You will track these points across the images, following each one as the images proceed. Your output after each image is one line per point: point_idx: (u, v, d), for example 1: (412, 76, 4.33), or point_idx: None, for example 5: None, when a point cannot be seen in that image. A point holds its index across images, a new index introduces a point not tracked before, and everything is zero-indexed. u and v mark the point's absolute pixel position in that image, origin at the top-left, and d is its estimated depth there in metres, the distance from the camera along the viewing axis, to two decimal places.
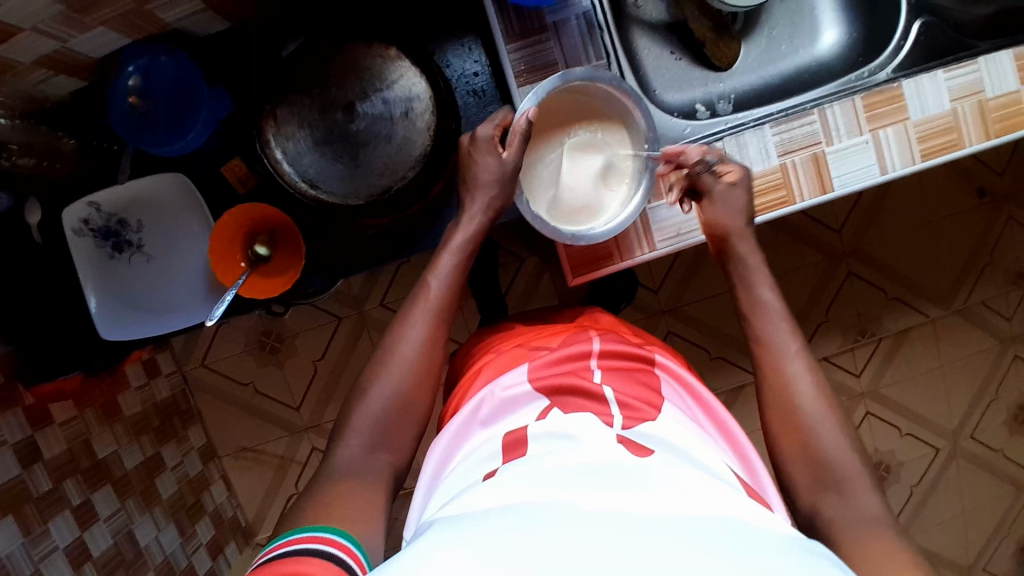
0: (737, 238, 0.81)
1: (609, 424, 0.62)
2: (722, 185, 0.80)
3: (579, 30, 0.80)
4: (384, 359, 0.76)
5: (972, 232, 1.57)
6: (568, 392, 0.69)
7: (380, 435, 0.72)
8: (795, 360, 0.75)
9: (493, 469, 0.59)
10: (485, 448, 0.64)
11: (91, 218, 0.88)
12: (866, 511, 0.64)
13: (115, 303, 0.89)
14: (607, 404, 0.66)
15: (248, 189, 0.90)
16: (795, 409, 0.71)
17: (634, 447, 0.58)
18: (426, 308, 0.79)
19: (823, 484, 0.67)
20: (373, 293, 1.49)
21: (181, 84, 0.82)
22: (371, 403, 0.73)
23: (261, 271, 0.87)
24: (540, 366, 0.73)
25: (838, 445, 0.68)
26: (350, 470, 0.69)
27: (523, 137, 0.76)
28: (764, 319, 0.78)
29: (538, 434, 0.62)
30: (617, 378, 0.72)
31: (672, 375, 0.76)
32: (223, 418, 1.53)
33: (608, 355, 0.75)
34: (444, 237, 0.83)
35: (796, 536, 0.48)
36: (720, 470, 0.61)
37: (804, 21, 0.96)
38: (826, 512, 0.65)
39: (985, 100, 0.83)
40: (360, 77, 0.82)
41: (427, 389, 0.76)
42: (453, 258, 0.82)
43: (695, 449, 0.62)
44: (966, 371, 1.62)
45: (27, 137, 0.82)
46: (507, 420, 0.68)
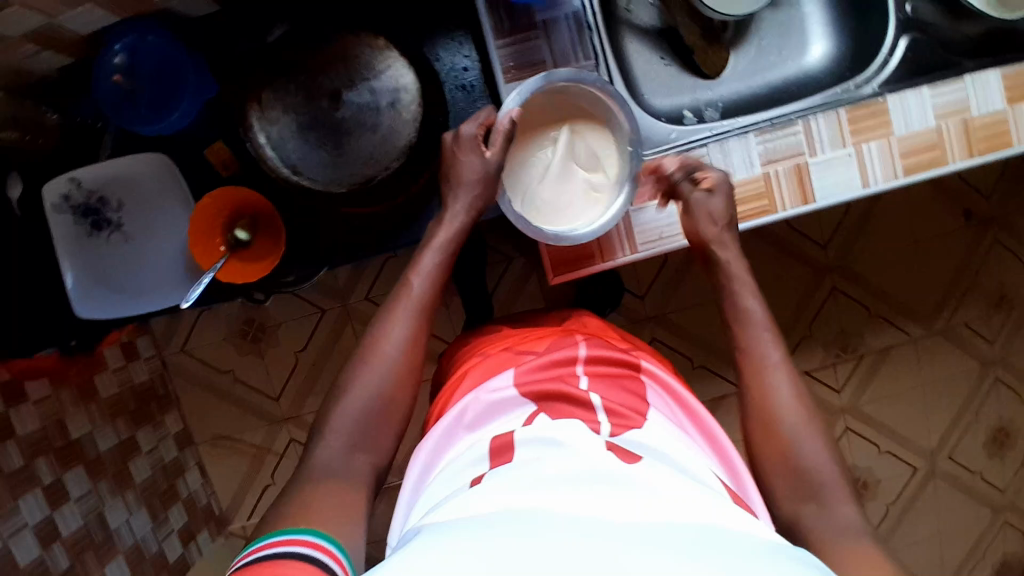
0: (716, 245, 0.82)
1: (596, 432, 0.63)
2: (698, 194, 0.80)
3: (569, 30, 0.81)
4: (365, 357, 0.75)
5: (958, 253, 1.58)
6: (555, 398, 0.69)
7: (360, 435, 0.71)
8: (777, 371, 0.75)
9: (480, 475, 0.59)
10: (475, 451, 0.64)
11: (72, 194, 0.87)
12: (843, 524, 0.65)
13: (92, 281, 0.88)
14: (594, 412, 0.66)
15: (230, 173, 0.89)
16: (776, 420, 0.71)
17: (625, 454, 0.58)
18: (409, 306, 0.78)
19: (802, 495, 0.68)
20: (358, 286, 1.49)
21: (168, 66, 0.82)
22: (350, 404, 0.72)
23: (241, 256, 0.87)
24: (526, 370, 0.73)
25: (818, 459, 0.69)
26: (330, 472, 0.68)
27: (506, 137, 0.77)
28: (749, 328, 0.78)
29: (525, 439, 0.62)
30: (603, 385, 0.71)
31: (659, 382, 0.76)
32: (202, 405, 1.52)
33: (595, 361, 0.75)
34: (426, 235, 0.82)
35: (783, 543, 0.47)
36: (703, 476, 0.61)
37: (794, 34, 0.97)
38: (803, 524, 0.67)
39: (969, 118, 0.84)
40: (348, 66, 0.83)
41: (408, 386, 0.75)
42: (436, 256, 0.81)
43: (683, 458, 0.62)
44: (948, 391, 1.63)
45: (10, 111, 0.81)
46: (496, 424, 0.68)
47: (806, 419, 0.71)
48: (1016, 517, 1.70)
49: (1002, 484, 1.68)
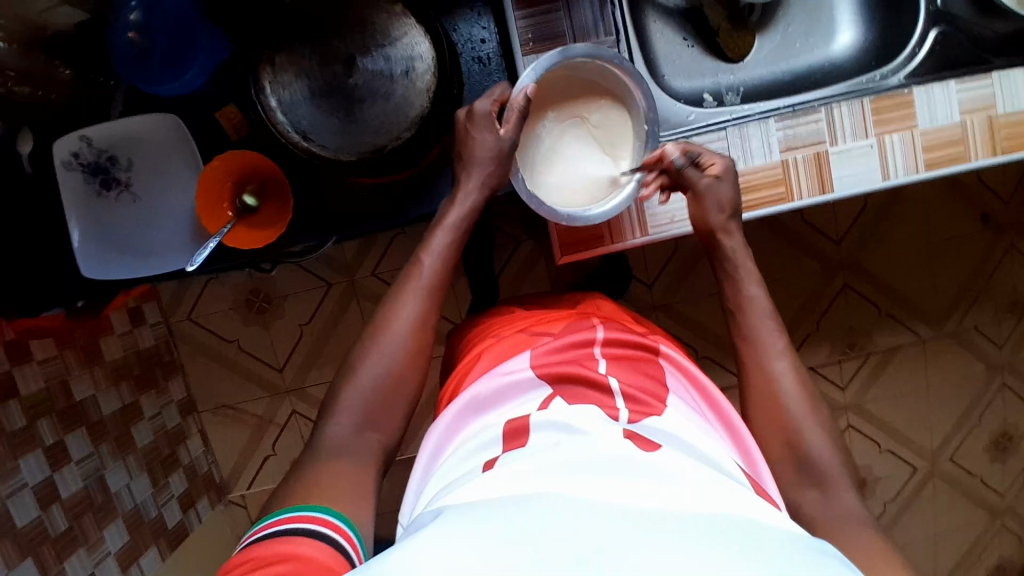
0: (722, 234, 0.80)
1: (614, 419, 0.62)
2: (706, 180, 0.78)
3: (591, 4, 0.79)
4: (375, 336, 0.75)
5: (972, 256, 1.56)
6: (571, 382, 0.68)
7: (370, 414, 0.71)
8: (779, 359, 0.74)
9: (493, 458, 0.59)
10: (486, 434, 0.63)
11: (82, 153, 0.87)
12: (845, 510, 0.64)
13: (99, 241, 0.88)
14: (611, 397, 0.66)
15: (240, 137, 0.88)
16: (778, 406, 0.71)
17: (642, 442, 0.57)
18: (418, 285, 0.78)
19: (806, 479, 0.67)
20: (365, 261, 1.48)
21: (182, 24, 0.81)
22: (361, 382, 0.72)
23: (247, 222, 0.86)
24: (542, 352, 0.72)
25: (821, 444, 0.68)
26: (339, 449, 0.68)
27: (521, 114, 0.75)
28: (753, 316, 0.77)
29: (541, 423, 0.61)
30: (621, 369, 0.70)
31: (676, 367, 0.75)
32: (205, 373, 1.53)
33: (612, 344, 0.74)
34: (438, 214, 0.81)
35: (800, 533, 0.45)
36: (724, 465, 0.59)
37: (822, 20, 0.94)
38: (803, 508, 0.66)
39: (994, 115, 0.82)
40: (363, 32, 0.81)
41: (418, 364, 0.74)
42: (447, 235, 0.81)
43: (705, 446, 0.61)
44: (953, 394, 1.62)
45: (25, 65, 0.80)
46: (510, 407, 0.67)
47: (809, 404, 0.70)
48: (1014, 522, 1.70)
49: (1002, 490, 1.67)
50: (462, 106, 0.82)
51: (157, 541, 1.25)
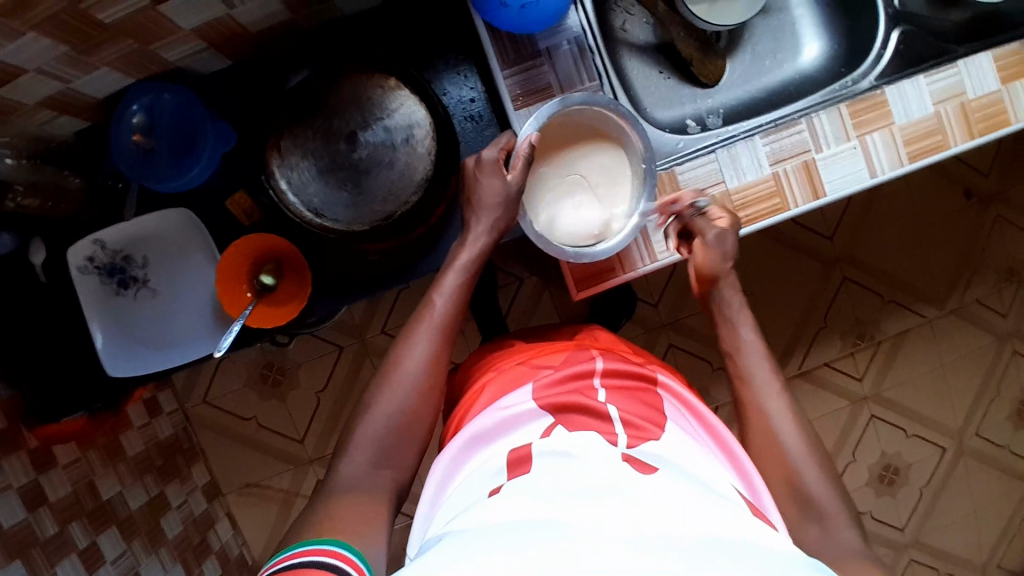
0: (723, 281, 0.83)
1: (613, 444, 0.62)
2: (715, 230, 0.80)
3: (571, 54, 0.83)
4: (386, 375, 0.75)
5: (962, 231, 1.60)
6: (570, 410, 0.69)
7: (382, 452, 0.72)
8: (776, 398, 0.75)
9: (498, 486, 0.59)
10: (491, 465, 0.64)
11: (96, 256, 0.88)
12: (843, 547, 0.66)
13: (122, 339, 0.89)
14: (610, 423, 0.66)
15: (252, 221, 0.91)
16: (773, 440, 0.72)
17: (640, 466, 0.58)
18: (431, 324, 0.79)
19: (805, 515, 0.68)
20: (374, 320, 1.50)
21: (186, 124, 0.85)
22: (374, 419, 0.73)
23: (269, 300, 0.88)
24: (544, 382, 0.73)
25: (819, 484, 0.69)
26: (354, 487, 0.69)
27: (526, 161, 0.78)
28: (747, 357, 0.79)
29: (541, 451, 0.62)
30: (623, 399, 0.71)
31: (674, 396, 0.76)
32: (227, 454, 1.53)
33: (612, 375, 0.75)
34: (448, 256, 0.83)
35: (798, 554, 0.48)
36: (722, 490, 0.60)
37: (786, 36, 0.99)
38: (806, 543, 0.67)
39: (966, 101, 0.86)
40: (361, 108, 0.85)
41: (430, 400, 0.76)
42: (457, 276, 0.82)
43: (702, 470, 0.62)
44: (967, 369, 1.63)
45: (33, 178, 0.81)
46: (510, 438, 0.67)
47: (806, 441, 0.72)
48: None
49: None
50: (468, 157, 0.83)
51: None
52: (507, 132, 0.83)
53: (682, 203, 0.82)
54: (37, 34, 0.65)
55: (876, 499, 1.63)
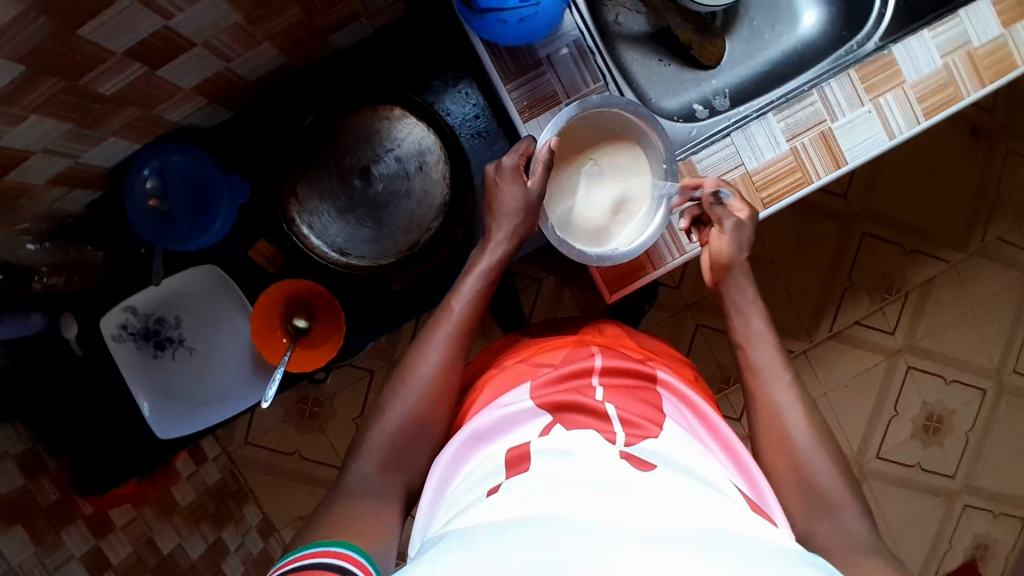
0: (739, 272, 0.81)
1: (610, 442, 0.61)
2: (730, 221, 0.78)
3: (572, 58, 0.82)
4: (401, 377, 0.76)
5: (977, 169, 1.58)
6: (572, 409, 0.67)
7: (393, 455, 0.72)
8: (786, 391, 0.74)
9: (496, 485, 0.58)
10: (487, 466, 0.63)
11: (129, 322, 0.89)
12: (854, 537, 0.64)
13: (168, 402, 0.91)
14: (609, 422, 0.65)
15: (277, 267, 0.91)
16: (784, 431, 0.71)
17: (637, 462, 0.57)
18: (447, 328, 0.79)
19: (815, 508, 0.67)
20: (401, 341, 1.51)
21: (197, 185, 0.86)
22: (388, 421, 0.73)
23: (304, 344, 0.89)
24: (541, 383, 0.72)
25: (828, 476, 0.68)
26: (363, 489, 0.69)
27: (546, 166, 0.77)
28: (757, 347, 0.78)
29: (541, 450, 0.60)
30: (618, 396, 0.70)
31: (673, 393, 0.74)
32: (275, 491, 1.54)
33: (610, 373, 0.74)
34: (467, 262, 0.83)
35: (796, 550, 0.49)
36: (721, 484, 0.59)
37: (782, 5, 0.98)
38: (816, 534, 0.65)
39: (971, 50, 0.84)
40: (370, 141, 0.84)
41: (442, 405, 0.75)
42: (474, 281, 0.81)
43: (699, 464, 0.61)
44: (998, 308, 1.62)
45: (55, 258, 0.82)
46: (506, 438, 0.66)
47: (818, 431, 0.71)
48: None
49: None
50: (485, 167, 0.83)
51: None
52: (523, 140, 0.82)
53: (704, 189, 0.79)
54: (39, 116, 0.66)
55: (925, 449, 1.62)
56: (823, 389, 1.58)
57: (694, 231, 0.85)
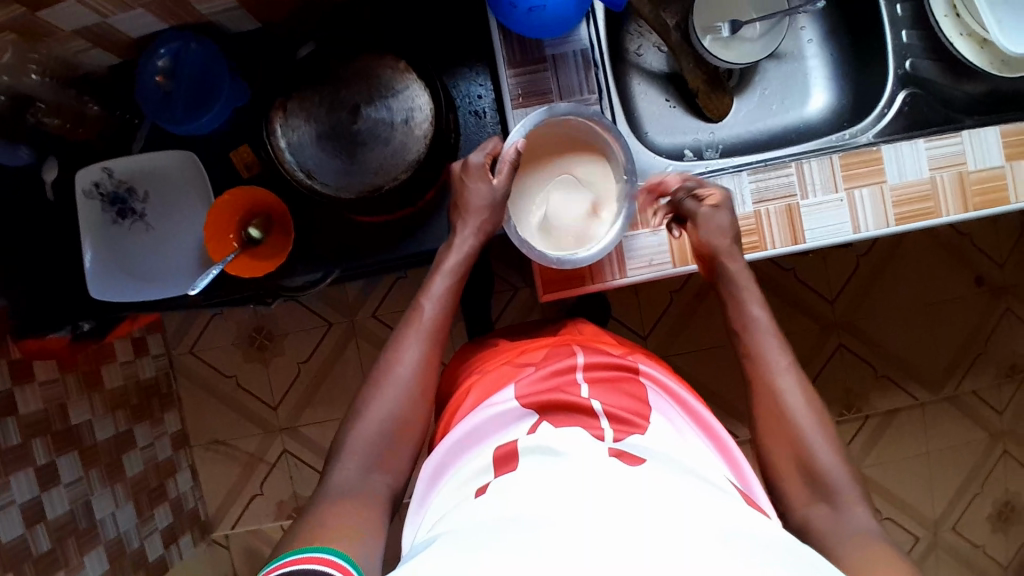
0: (727, 257, 0.83)
1: (599, 438, 0.67)
2: (704, 210, 0.82)
3: (576, 64, 0.85)
4: (379, 380, 0.78)
5: (969, 318, 1.57)
6: (555, 408, 0.73)
7: (372, 456, 0.75)
8: (786, 374, 0.77)
9: (485, 485, 0.65)
10: (480, 462, 0.69)
11: (102, 182, 0.94)
12: (857, 524, 0.66)
13: (109, 265, 0.94)
14: (596, 417, 0.71)
15: (251, 174, 0.95)
16: (789, 417, 0.74)
17: (626, 458, 0.63)
18: (422, 328, 0.82)
19: (815, 496, 0.70)
20: (367, 302, 1.52)
21: (206, 77, 0.89)
22: (367, 424, 0.75)
23: (252, 253, 0.92)
24: (526, 382, 0.76)
25: (831, 458, 0.71)
26: (348, 490, 0.71)
27: (512, 165, 0.81)
28: (764, 337, 0.80)
29: (527, 447, 0.67)
30: (602, 391, 0.75)
31: (657, 383, 0.80)
32: (201, 409, 1.55)
33: (593, 367, 0.79)
34: (436, 259, 0.86)
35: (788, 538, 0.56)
36: (717, 480, 0.66)
37: (796, 86, 1.01)
38: (816, 521, 0.69)
39: (965, 172, 0.86)
40: (369, 84, 0.89)
41: (420, 403, 0.78)
42: (446, 280, 0.85)
43: (689, 459, 0.68)
44: (954, 461, 1.58)
45: (56, 99, 0.88)
46: (499, 436, 0.71)
47: (814, 413, 0.74)
48: None
49: (1004, 561, 1.62)
50: (456, 160, 0.87)
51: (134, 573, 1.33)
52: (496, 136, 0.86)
53: (670, 185, 0.85)
54: None
55: None
56: None
57: (675, 225, 0.86)
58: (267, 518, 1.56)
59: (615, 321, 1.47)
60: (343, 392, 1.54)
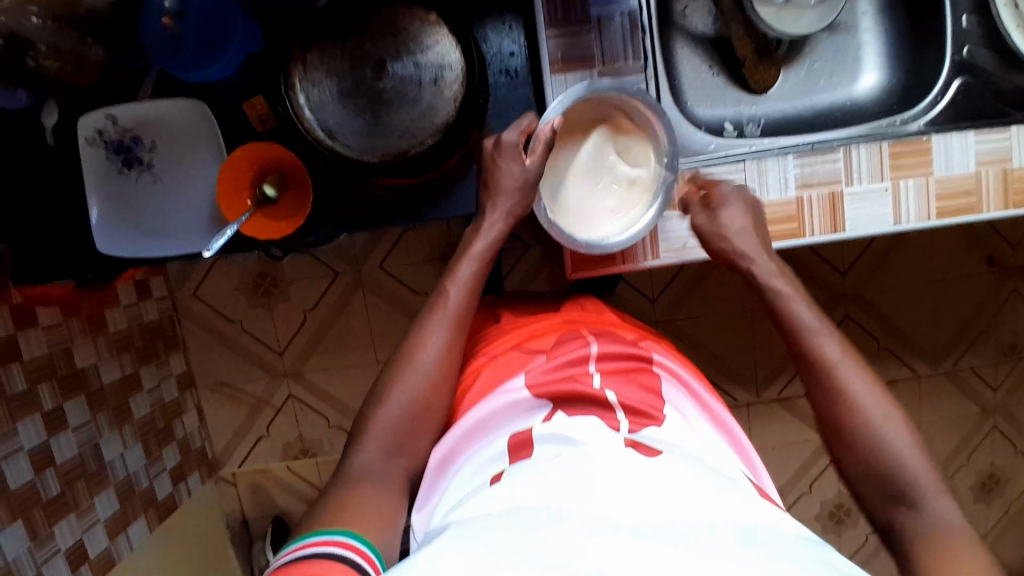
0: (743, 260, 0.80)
1: (615, 429, 0.65)
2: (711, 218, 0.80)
3: (623, 29, 0.80)
4: (402, 365, 0.76)
5: (975, 297, 1.56)
6: (568, 398, 0.70)
7: (396, 442, 0.73)
8: (853, 370, 0.72)
9: (499, 472, 0.62)
10: (492, 448, 0.67)
11: (106, 130, 0.88)
12: (942, 518, 0.63)
13: (115, 219, 0.89)
14: (611, 409, 0.68)
15: (266, 128, 0.89)
16: (865, 416, 0.69)
17: (643, 449, 0.61)
18: (446, 315, 0.79)
19: (891, 497, 0.67)
20: (374, 254, 1.49)
21: (217, 19, 0.82)
22: (387, 411, 0.74)
23: (266, 212, 0.88)
24: (537, 371, 0.74)
25: (907, 448, 0.67)
26: (368, 473, 0.71)
27: (546, 145, 0.77)
28: (816, 336, 0.75)
29: (542, 436, 0.65)
30: (616, 382, 0.73)
31: (670, 374, 0.78)
32: (205, 351, 1.54)
33: (606, 358, 0.76)
34: (463, 242, 0.83)
35: (806, 538, 0.54)
36: (730, 473, 0.64)
37: (847, 59, 0.95)
38: (901, 527, 0.65)
39: (1009, 169, 0.82)
40: (396, 38, 0.84)
41: (443, 390, 0.76)
42: (473, 264, 0.81)
43: (706, 455, 0.66)
44: (944, 433, 1.63)
45: (54, 41, 0.79)
46: (515, 424, 0.69)
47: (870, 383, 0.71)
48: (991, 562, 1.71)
49: (983, 529, 1.69)
50: (489, 137, 0.82)
51: (145, 512, 1.36)
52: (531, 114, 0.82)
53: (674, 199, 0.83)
54: None
55: (821, 534, 1.57)
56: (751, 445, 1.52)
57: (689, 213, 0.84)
58: (273, 458, 1.58)
59: (624, 284, 1.45)
60: (349, 342, 1.53)
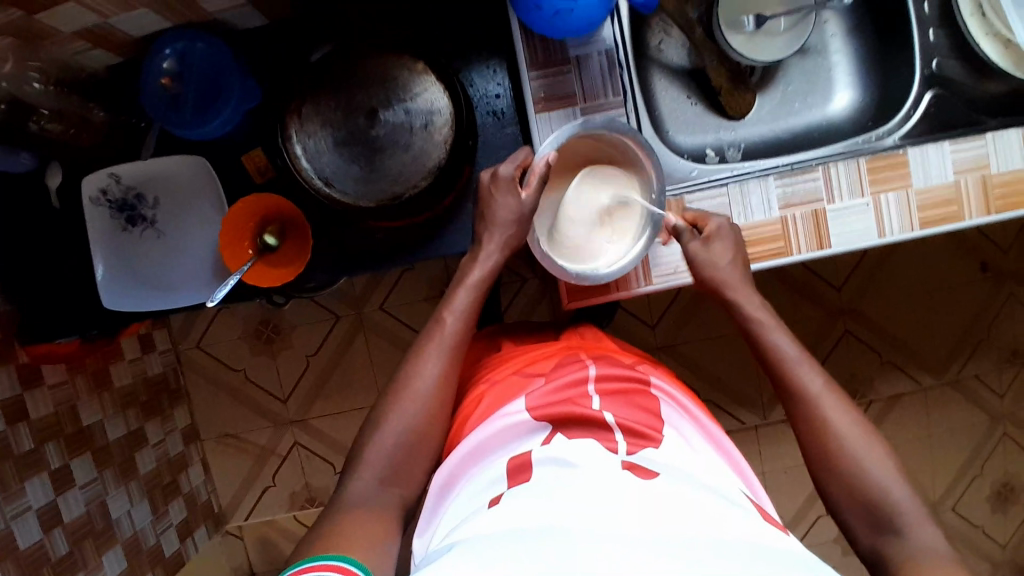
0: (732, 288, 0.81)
1: (613, 451, 0.66)
2: (698, 242, 0.80)
3: (601, 66, 0.83)
4: (398, 395, 0.77)
5: (972, 304, 1.58)
6: (570, 421, 0.70)
7: (391, 470, 0.74)
8: (833, 400, 0.73)
9: (499, 494, 0.62)
10: (492, 471, 0.67)
11: (110, 189, 0.91)
12: (926, 545, 0.63)
13: (120, 275, 0.92)
14: (610, 430, 0.69)
15: (265, 180, 0.93)
16: (846, 447, 0.70)
17: (641, 471, 0.61)
18: (441, 344, 0.80)
19: (878, 525, 0.66)
20: (374, 295, 1.51)
21: (214, 76, 0.86)
22: (383, 440, 0.74)
23: (269, 260, 0.90)
24: (538, 394, 0.74)
25: (887, 478, 0.67)
26: (375, 510, 0.71)
27: (541, 179, 0.80)
28: (798, 367, 0.75)
29: (541, 458, 0.65)
30: (613, 404, 0.73)
31: (669, 397, 0.79)
32: (210, 401, 1.55)
33: (604, 380, 0.77)
34: (459, 273, 0.84)
35: (813, 560, 0.54)
36: (731, 493, 0.64)
37: (819, 83, 0.99)
38: (888, 555, 0.65)
39: (988, 175, 0.84)
40: (386, 87, 0.89)
41: (437, 419, 0.77)
42: (468, 294, 0.83)
43: (706, 475, 0.66)
44: (956, 444, 1.61)
45: (58, 105, 0.84)
46: (510, 449, 0.70)
47: (850, 413, 0.72)
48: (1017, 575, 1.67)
49: (1005, 542, 1.65)
50: (484, 171, 0.84)
51: (153, 570, 1.34)
52: (525, 148, 0.85)
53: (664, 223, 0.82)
54: None
55: (842, 555, 1.54)
56: (762, 467, 1.51)
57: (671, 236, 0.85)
58: (280, 508, 1.57)
59: (622, 311, 1.47)
60: (352, 384, 1.53)
